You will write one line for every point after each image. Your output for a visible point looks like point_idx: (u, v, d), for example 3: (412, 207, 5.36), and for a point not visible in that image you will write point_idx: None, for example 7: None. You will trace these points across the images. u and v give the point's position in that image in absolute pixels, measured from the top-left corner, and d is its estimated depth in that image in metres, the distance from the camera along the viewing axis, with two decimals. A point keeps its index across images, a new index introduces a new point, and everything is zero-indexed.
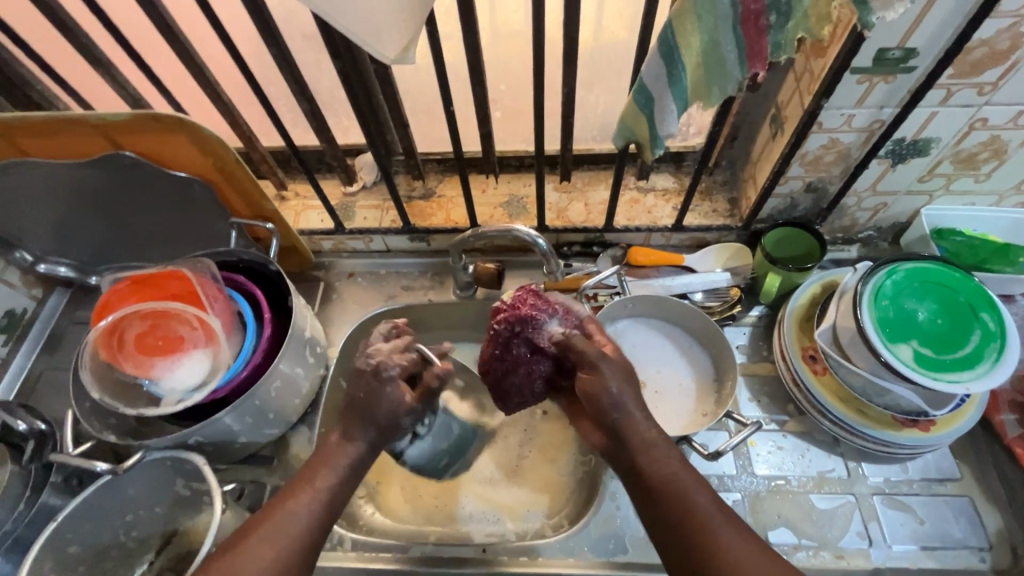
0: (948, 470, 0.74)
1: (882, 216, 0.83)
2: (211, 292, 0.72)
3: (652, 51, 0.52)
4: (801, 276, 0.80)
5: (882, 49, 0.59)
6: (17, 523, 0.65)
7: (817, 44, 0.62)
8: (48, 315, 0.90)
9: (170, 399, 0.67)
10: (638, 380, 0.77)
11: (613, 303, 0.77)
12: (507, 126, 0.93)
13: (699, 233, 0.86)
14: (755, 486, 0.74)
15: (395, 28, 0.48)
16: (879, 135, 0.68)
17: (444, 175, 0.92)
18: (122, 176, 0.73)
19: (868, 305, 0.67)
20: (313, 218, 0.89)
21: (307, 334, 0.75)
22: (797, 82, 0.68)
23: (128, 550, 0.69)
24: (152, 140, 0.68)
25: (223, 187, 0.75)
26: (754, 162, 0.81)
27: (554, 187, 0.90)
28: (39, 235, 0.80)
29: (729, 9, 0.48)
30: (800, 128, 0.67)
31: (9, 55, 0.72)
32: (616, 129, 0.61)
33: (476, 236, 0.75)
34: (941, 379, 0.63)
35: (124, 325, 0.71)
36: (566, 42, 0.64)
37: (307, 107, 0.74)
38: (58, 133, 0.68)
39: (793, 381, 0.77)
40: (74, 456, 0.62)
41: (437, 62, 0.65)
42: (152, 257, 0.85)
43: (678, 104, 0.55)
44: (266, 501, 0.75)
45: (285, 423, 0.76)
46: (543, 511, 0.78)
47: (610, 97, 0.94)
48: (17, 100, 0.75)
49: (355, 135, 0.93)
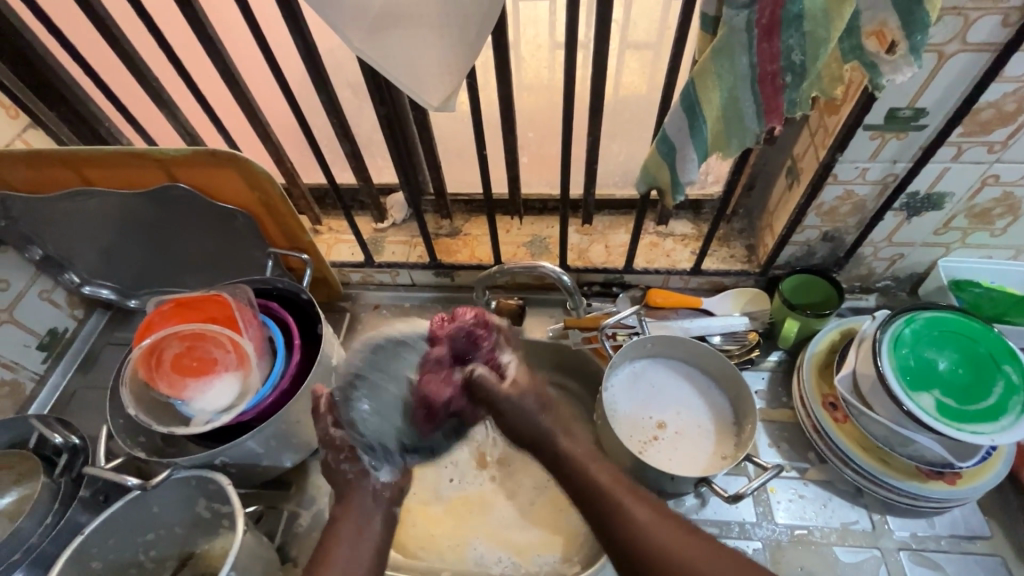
0: (977, 527, 0.72)
1: (898, 266, 0.85)
2: (247, 317, 0.75)
3: (675, 106, 0.56)
4: (819, 322, 0.81)
5: (892, 109, 0.62)
6: (43, 536, 0.66)
7: (830, 102, 0.66)
8: (87, 336, 0.93)
9: (199, 419, 0.69)
10: (656, 421, 0.77)
11: (632, 342, 0.79)
12: (533, 171, 0.98)
13: (718, 277, 0.88)
14: (776, 535, 0.72)
15: (438, 80, 0.53)
16: (893, 188, 0.71)
17: (470, 215, 0.96)
18: (175, 205, 0.78)
19: (888, 353, 0.68)
20: (344, 251, 0.94)
21: (334, 362, 0.76)
22: (812, 136, 0.71)
23: (145, 570, 0.69)
24: (204, 174, 0.73)
25: (265, 219, 0.80)
26: (771, 211, 0.84)
27: (576, 229, 0.93)
28: (90, 259, 0.85)
29: (748, 70, 0.51)
30: (816, 180, 0.70)
31: (85, 96, 0.79)
32: (638, 175, 0.65)
33: (501, 272, 0.78)
34: (965, 429, 0.63)
35: (163, 345, 0.74)
36: (594, 95, 0.69)
37: (348, 148, 0.80)
38: (117, 166, 0.73)
39: (814, 428, 0.76)
40: (107, 470, 0.64)
41: (473, 110, 0.70)
42: (191, 283, 0.89)
43: (698, 153, 0.59)
44: (282, 527, 0.76)
45: (306, 449, 0.77)
46: (557, 555, 0.77)
47: (632, 147, 0.98)
48: (85, 136, 0.82)
49: (388, 175, 0.98)
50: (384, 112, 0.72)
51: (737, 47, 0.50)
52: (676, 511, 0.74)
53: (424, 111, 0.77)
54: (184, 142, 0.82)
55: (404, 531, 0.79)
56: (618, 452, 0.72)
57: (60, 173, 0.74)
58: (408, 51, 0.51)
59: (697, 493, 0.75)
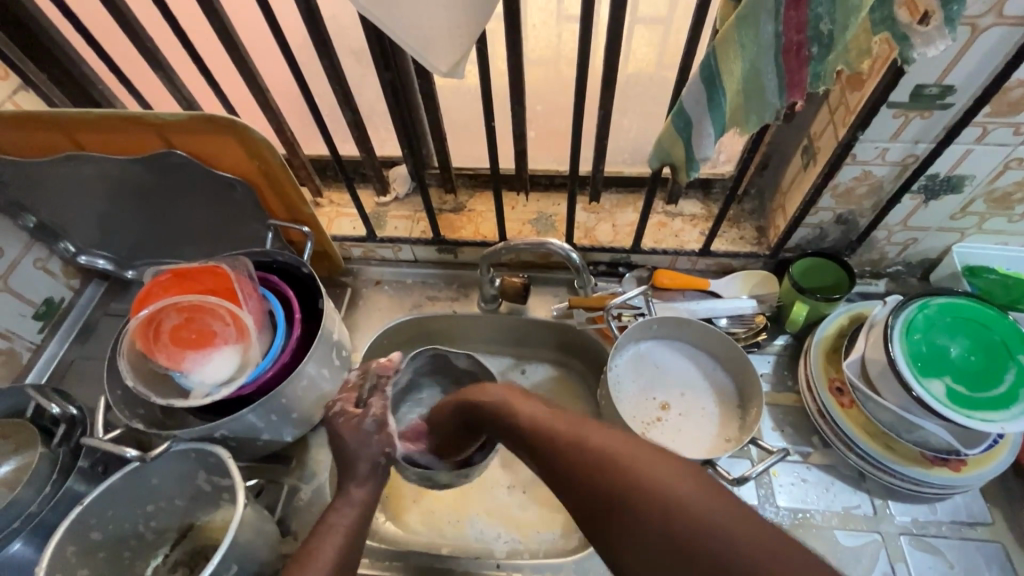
0: (979, 514, 0.72)
1: (912, 251, 0.83)
2: (247, 290, 0.73)
3: (694, 77, 0.54)
4: (829, 306, 0.80)
5: (920, 85, 0.60)
6: (43, 506, 0.65)
7: (854, 78, 0.63)
8: (84, 306, 0.92)
9: (198, 391, 0.68)
10: (659, 403, 0.77)
11: (638, 323, 0.77)
12: (541, 146, 0.95)
13: (726, 258, 0.87)
14: (778, 518, 0.72)
15: (447, 43, 0.50)
16: (913, 169, 0.69)
17: (475, 190, 0.94)
18: (170, 172, 0.75)
19: (899, 339, 0.67)
20: (345, 225, 0.92)
21: (335, 337, 0.76)
22: (832, 114, 0.69)
23: (145, 542, 0.69)
24: (201, 140, 0.71)
25: (265, 190, 0.78)
26: (784, 192, 0.82)
27: (583, 207, 0.91)
28: (85, 227, 0.83)
29: (773, 40, 0.48)
30: (834, 159, 0.68)
31: (79, 57, 0.76)
32: (652, 151, 0.63)
33: (508, 248, 0.77)
34: (974, 417, 0.63)
35: (160, 316, 0.73)
36: (608, 65, 0.66)
37: (350, 117, 0.77)
38: (111, 131, 0.70)
39: (819, 412, 0.76)
40: (105, 441, 0.64)
41: (482, 78, 0.67)
42: (189, 254, 0.88)
43: (715, 129, 0.57)
44: (283, 500, 0.76)
45: (308, 424, 0.76)
46: (556, 533, 0.77)
47: (644, 123, 0.95)
48: (78, 99, 0.79)
49: (391, 146, 0.95)
50: (389, 77, 0.69)
51: (763, 14, 0.47)
52: None
53: (429, 79, 0.74)
54: (180, 108, 0.79)
55: (404, 506, 0.80)
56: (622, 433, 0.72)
57: (51, 138, 0.71)
58: (419, 11, 0.48)
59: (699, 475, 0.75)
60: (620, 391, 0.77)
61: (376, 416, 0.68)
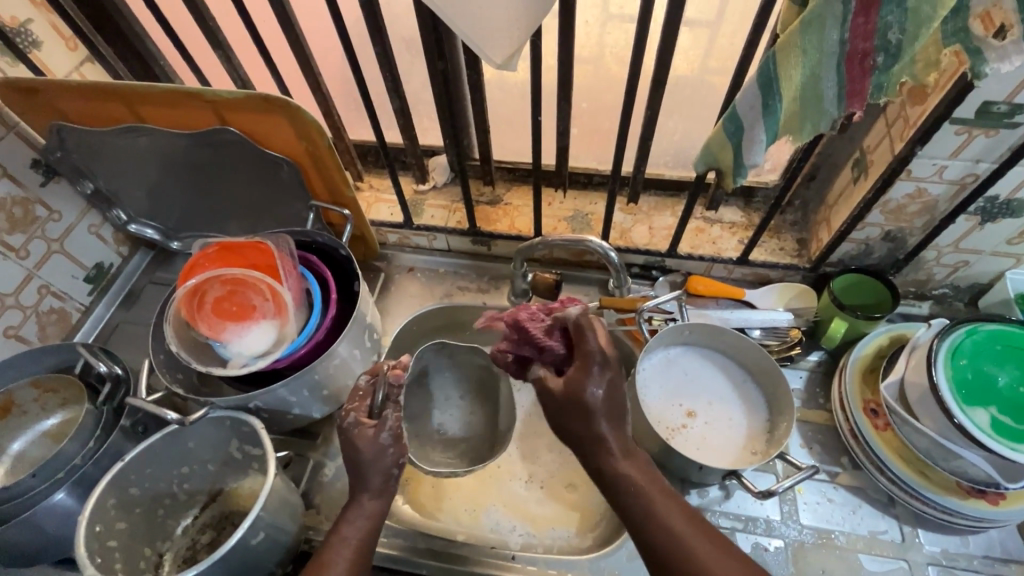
0: (1015, 551, 0.69)
1: (961, 274, 0.80)
2: (287, 267, 0.75)
3: (751, 81, 0.53)
4: (868, 325, 0.78)
5: (987, 102, 0.58)
6: (86, 460, 0.68)
7: (917, 91, 0.61)
8: (131, 273, 0.96)
9: (235, 362, 0.70)
10: (686, 411, 0.76)
11: (670, 328, 0.77)
12: (582, 144, 0.95)
13: (764, 269, 0.85)
14: (800, 536, 0.71)
15: (503, 35, 0.50)
16: (971, 189, 0.66)
17: (512, 184, 0.94)
18: (221, 147, 0.78)
19: (944, 364, 0.65)
20: (383, 211, 0.93)
21: (367, 320, 0.77)
22: (889, 127, 0.67)
23: (178, 502, 0.72)
24: (254, 118, 0.72)
25: (311, 171, 0.79)
26: (830, 205, 0.80)
27: (621, 208, 0.91)
28: (137, 197, 0.87)
29: (838, 47, 0.47)
30: (888, 173, 0.66)
31: (144, 32, 0.79)
32: (699, 154, 0.62)
33: (544, 244, 0.77)
34: (1019, 451, 0.60)
35: (206, 287, 0.75)
36: (659, 66, 0.65)
37: (398, 104, 0.78)
38: (171, 106, 0.71)
39: (852, 433, 0.74)
40: (148, 402, 0.66)
41: (532, 73, 0.67)
42: (233, 229, 0.91)
43: (768, 135, 0.56)
44: (309, 475, 0.78)
45: (336, 402, 0.78)
46: (572, 530, 0.77)
47: (689, 126, 0.94)
48: (140, 73, 0.82)
49: (433, 136, 0.96)
50: (441, 67, 0.69)
51: (830, 19, 0.46)
52: (699, 501, 0.73)
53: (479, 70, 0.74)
54: (235, 86, 0.81)
55: (422, 490, 0.81)
56: (646, 437, 0.72)
57: (112, 108, 0.73)
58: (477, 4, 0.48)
59: (722, 486, 0.74)
60: (648, 397, 0.76)
61: (391, 429, 0.64)
